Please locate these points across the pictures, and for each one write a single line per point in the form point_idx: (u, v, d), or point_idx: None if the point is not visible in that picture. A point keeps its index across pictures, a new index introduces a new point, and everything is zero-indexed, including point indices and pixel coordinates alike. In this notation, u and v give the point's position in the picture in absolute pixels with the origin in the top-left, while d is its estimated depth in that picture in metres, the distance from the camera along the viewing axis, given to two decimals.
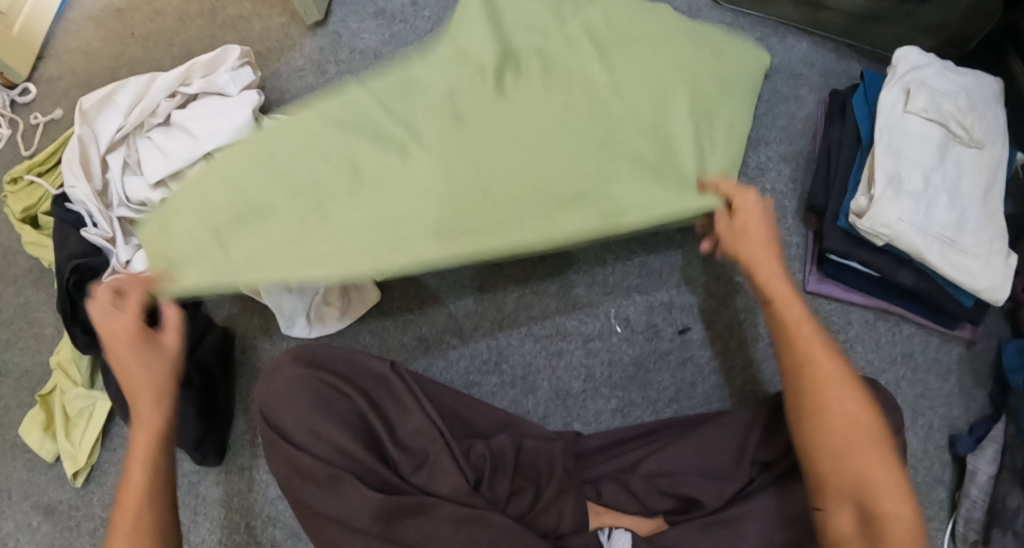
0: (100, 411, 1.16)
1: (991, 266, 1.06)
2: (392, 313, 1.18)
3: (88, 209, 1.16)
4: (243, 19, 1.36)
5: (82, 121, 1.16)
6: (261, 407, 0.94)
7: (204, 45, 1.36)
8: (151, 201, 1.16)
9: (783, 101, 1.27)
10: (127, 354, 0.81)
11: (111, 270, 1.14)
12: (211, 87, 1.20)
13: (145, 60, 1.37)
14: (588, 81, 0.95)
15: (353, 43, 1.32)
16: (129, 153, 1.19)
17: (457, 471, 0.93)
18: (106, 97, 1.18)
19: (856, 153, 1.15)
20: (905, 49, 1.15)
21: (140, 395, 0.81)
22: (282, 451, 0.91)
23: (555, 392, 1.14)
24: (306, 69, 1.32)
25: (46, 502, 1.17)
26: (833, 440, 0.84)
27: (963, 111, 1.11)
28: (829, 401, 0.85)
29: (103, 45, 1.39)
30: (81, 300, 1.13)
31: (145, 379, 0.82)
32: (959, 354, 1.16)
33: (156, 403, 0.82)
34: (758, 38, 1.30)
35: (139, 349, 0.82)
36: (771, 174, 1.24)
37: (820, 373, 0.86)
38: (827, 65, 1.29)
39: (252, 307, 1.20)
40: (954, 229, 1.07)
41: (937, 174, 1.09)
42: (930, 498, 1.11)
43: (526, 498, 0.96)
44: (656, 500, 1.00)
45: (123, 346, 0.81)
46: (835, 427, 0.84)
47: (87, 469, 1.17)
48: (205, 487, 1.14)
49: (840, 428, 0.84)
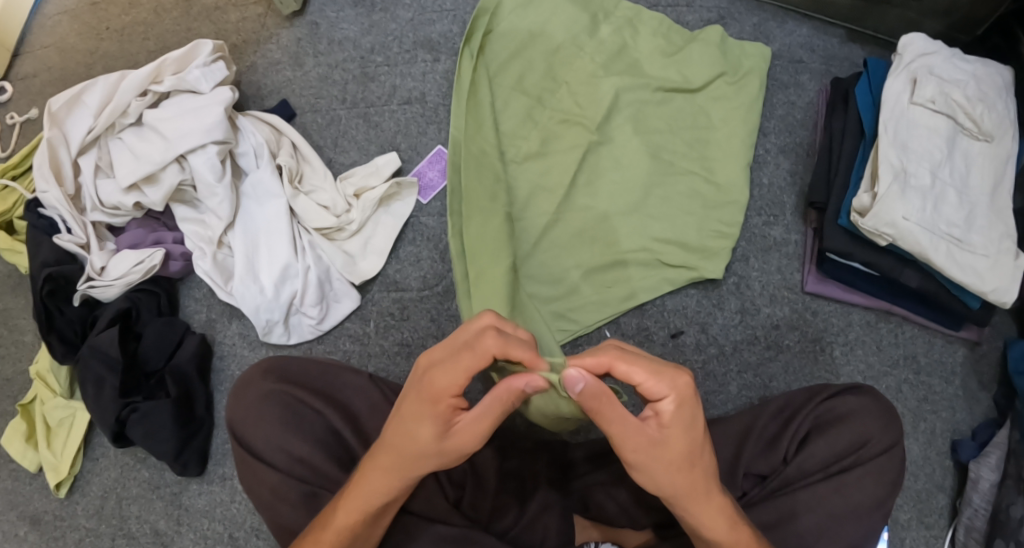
0: (80, 422, 1.15)
1: (1000, 267, 1.00)
2: (374, 318, 1.15)
3: (60, 213, 1.12)
4: (220, 10, 1.31)
5: (51, 123, 1.12)
6: (231, 424, 0.91)
7: (181, 39, 1.31)
8: (123, 204, 1.13)
9: (782, 89, 1.21)
10: (402, 416, 0.78)
11: (87, 277, 1.11)
12: (182, 85, 1.15)
13: (120, 55, 1.31)
14: (582, 131, 1.14)
15: (332, 34, 1.27)
16: (101, 154, 1.15)
17: (438, 488, 0.91)
18: (75, 97, 1.13)
19: (859, 148, 1.10)
20: (910, 37, 1.10)
21: (411, 409, 0.77)
22: (255, 471, 0.88)
23: None
24: (285, 61, 1.27)
25: (31, 512, 1.15)
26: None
27: (973, 101, 1.05)
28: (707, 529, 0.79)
29: (78, 39, 1.33)
30: (57, 309, 1.11)
31: (390, 453, 0.79)
32: (964, 356, 1.12)
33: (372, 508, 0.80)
34: (756, 23, 1.24)
35: (433, 421, 0.76)
36: (769, 167, 1.18)
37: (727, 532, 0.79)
38: (828, 50, 1.22)
39: (233, 313, 1.18)
40: (962, 229, 1.02)
41: (944, 169, 1.04)
42: (931, 506, 1.08)
43: (511, 514, 0.92)
44: (645, 513, 0.95)
45: (419, 416, 0.76)
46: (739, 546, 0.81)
47: (70, 479, 1.15)
48: (189, 498, 1.13)
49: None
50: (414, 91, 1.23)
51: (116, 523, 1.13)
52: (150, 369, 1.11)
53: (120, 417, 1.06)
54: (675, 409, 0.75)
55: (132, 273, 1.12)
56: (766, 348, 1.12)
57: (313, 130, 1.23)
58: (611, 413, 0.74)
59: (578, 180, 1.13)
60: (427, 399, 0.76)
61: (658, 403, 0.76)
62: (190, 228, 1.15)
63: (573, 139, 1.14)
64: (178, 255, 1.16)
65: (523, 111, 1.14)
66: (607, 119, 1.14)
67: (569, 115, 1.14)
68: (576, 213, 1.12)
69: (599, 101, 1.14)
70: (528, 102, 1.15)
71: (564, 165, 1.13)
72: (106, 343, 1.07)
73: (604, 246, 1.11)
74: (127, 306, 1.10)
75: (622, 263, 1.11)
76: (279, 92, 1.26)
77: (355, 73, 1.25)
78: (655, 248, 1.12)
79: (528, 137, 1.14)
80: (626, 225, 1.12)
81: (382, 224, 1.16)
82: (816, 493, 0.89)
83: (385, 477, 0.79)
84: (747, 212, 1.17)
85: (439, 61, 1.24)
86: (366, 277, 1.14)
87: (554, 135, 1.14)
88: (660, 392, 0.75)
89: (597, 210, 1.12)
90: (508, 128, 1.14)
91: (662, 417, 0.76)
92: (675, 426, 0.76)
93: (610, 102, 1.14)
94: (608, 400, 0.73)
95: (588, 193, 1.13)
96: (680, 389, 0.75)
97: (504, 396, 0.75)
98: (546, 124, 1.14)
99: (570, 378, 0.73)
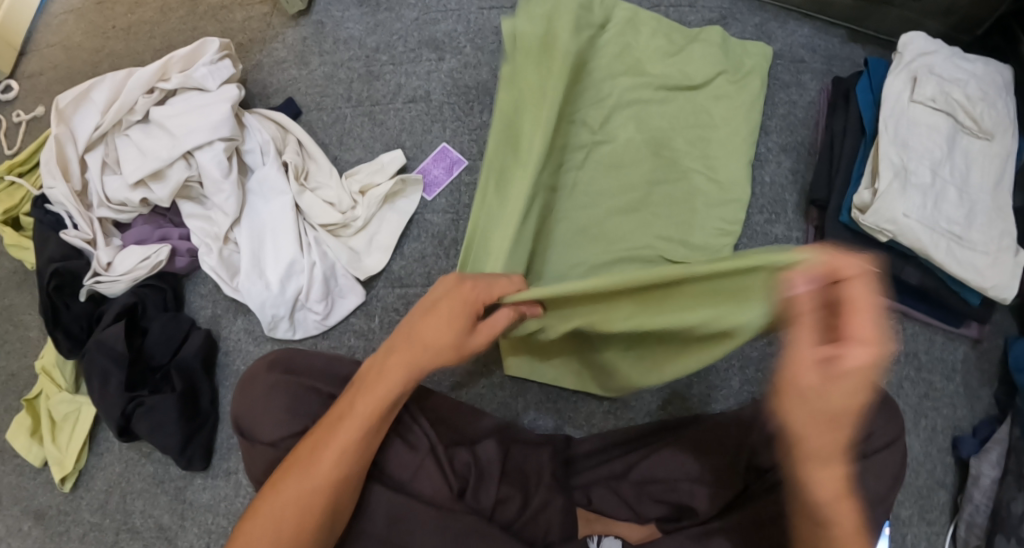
0: (85, 416, 1.15)
1: (1000, 264, 1.01)
2: (378, 314, 1.15)
3: (67, 210, 1.13)
4: (226, 10, 1.32)
5: (59, 120, 1.13)
6: (238, 417, 0.92)
7: (186, 37, 1.32)
8: (130, 200, 1.14)
9: (784, 89, 1.22)
10: (392, 362, 0.83)
11: (93, 272, 1.12)
12: (189, 83, 1.16)
13: (127, 53, 1.32)
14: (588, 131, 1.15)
15: (337, 33, 1.28)
16: (108, 151, 1.16)
17: (440, 477, 0.91)
18: (83, 94, 1.14)
19: (860, 145, 1.11)
20: (910, 36, 1.11)
21: (444, 306, 0.82)
22: (264, 459, 0.90)
23: (545, 395, 1.10)
24: (290, 60, 1.28)
25: (36, 506, 1.16)
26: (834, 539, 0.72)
27: (973, 100, 1.07)
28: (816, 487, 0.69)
29: (85, 38, 1.34)
30: (63, 303, 1.12)
31: (409, 347, 0.83)
32: (965, 353, 1.13)
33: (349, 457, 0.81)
34: (758, 24, 1.25)
35: (460, 317, 0.82)
36: (771, 166, 1.19)
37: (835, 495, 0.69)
38: (830, 50, 1.23)
39: (238, 308, 1.18)
40: (962, 226, 1.03)
41: (945, 167, 1.05)
42: (933, 502, 1.09)
43: (514, 506, 0.93)
44: (648, 508, 0.98)
45: (414, 359, 0.83)
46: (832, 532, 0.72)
47: (75, 474, 1.15)
48: (193, 493, 1.13)
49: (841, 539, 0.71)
50: (418, 89, 1.25)
51: (121, 518, 1.14)
52: (156, 363, 1.11)
53: (126, 411, 1.07)
54: (865, 359, 0.61)
55: (138, 269, 1.12)
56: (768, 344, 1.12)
57: (318, 127, 1.24)
58: (794, 337, 0.65)
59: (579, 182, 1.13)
60: (416, 344, 0.83)
61: (845, 358, 0.62)
62: (196, 224, 1.16)
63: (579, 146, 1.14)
64: (184, 251, 1.17)
65: (526, 122, 1.15)
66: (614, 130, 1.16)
67: (576, 121, 1.14)
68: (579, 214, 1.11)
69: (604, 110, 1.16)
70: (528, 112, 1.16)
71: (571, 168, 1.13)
72: (113, 337, 1.08)
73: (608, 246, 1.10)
74: (132, 301, 1.11)
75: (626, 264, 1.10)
76: (285, 90, 1.27)
77: (360, 72, 1.26)
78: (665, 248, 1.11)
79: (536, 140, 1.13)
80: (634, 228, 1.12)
81: (386, 221, 1.17)
82: None
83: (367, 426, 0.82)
84: (749, 210, 1.18)
85: (443, 60, 1.26)
86: (371, 273, 1.15)
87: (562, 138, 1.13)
88: (858, 335, 0.62)
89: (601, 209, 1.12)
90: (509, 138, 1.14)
91: (844, 367, 0.62)
92: (848, 377, 0.62)
93: (613, 110, 1.16)
94: (804, 324, 0.65)
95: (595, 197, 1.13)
96: (875, 343, 0.61)
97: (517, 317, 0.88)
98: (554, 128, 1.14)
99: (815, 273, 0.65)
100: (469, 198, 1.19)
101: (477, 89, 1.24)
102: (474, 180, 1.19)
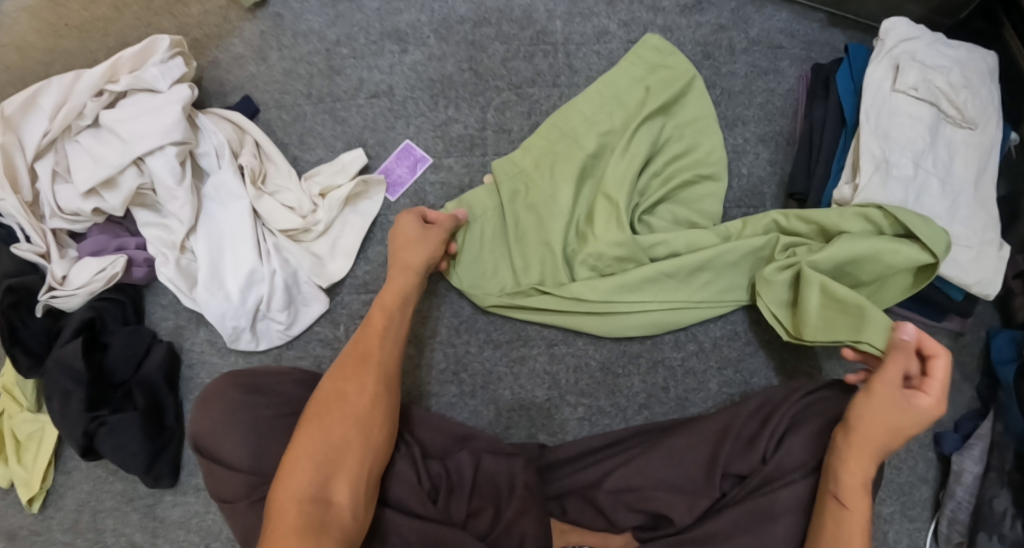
0: (50, 434, 1.12)
1: (983, 258, 0.99)
2: (345, 321, 1.12)
3: (18, 221, 1.09)
4: (181, 4, 1.26)
5: (5, 127, 1.08)
6: (197, 436, 0.89)
7: (141, 34, 1.26)
8: (83, 211, 1.09)
9: (761, 77, 1.18)
10: (395, 275, 0.97)
11: (48, 287, 1.08)
12: (139, 83, 1.11)
13: (80, 52, 1.26)
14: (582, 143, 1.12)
15: (297, 26, 1.23)
16: (58, 159, 1.12)
17: (416, 483, 0.90)
18: (29, 99, 1.09)
19: (841, 136, 1.08)
20: (893, 21, 1.07)
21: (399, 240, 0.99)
22: (227, 479, 0.86)
23: (518, 402, 1.07)
24: (248, 56, 1.22)
25: (6, 527, 1.13)
26: (844, 527, 0.81)
27: (956, 88, 1.03)
28: (848, 468, 0.83)
29: (37, 37, 1.28)
30: (21, 321, 1.08)
31: (402, 257, 0.98)
32: (947, 347, 1.11)
33: (377, 375, 0.89)
34: (734, 8, 1.20)
35: (429, 241, 0.99)
36: (748, 157, 1.15)
37: (848, 480, 0.83)
38: (808, 35, 1.19)
39: (201, 319, 1.15)
40: (946, 220, 1.00)
41: (928, 159, 1.02)
42: (914, 498, 1.07)
43: (486, 518, 0.91)
44: (624, 516, 0.95)
45: (406, 276, 0.96)
46: (845, 521, 0.81)
47: (44, 494, 1.13)
48: (163, 509, 1.11)
49: (847, 527, 0.81)
50: (381, 84, 1.20)
51: (92, 536, 1.11)
52: (117, 380, 1.09)
53: (88, 431, 1.03)
54: (932, 403, 0.83)
55: (94, 282, 1.08)
56: (748, 343, 1.09)
57: (278, 127, 1.19)
58: (891, 364, 0.86)
59: (579, 248, 1.06)
60: (400, 290, 0.95)
61: (917, 398, 0.84)
62: (153, 233, 1.11)
63: (549, 203, 1.07)
64: (141, 261, 1.13)
65: (482, 232, 1.09)
66: (581, 172, 1.08)
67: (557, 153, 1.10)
68: (591, 276, 1.06)
69: (553, 178, 1.09)
70: (479, 228, 1.09)
71: (567, 246, 1.07)
72: (71, 355, 1.04)
73: (631, 277, 1.03)
74: (90, 315, 1.07)
75: (661, 290, 1.04)
76: (243, 88, 1.21)
77: (320, 66, 1.21)
78: (697, 281, 1.05)
79: (502, 244, 1.09)
80: (650, 253, 1.05)
81: (349, 224, 1.13)
82: (797, 494, 0.88)
83: (384, 348, 0.91)
84: (725, 204, 1.14)
85: (406, 53, 1.21)
86: (334, 279, 1.11)
87: (523, 229, 1.08)
88: (937, 351, 0.86)
89: (609, 243, 1.04)
90: (475, 251, 1.09)
91: (918, 402, 0.83)
92: (887, 388, 0.85)
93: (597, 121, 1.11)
94: (902, 356, 0.86)
95: (599, 235, 1.05)
96: (940, 366, 0.85)
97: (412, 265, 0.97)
98: (516, 224, 1.08)
99: (898, 327, 0.88)
100: (436, 198, 1.15)
101: (441, 82, 1.19)
102: (440, 179, 1.16)
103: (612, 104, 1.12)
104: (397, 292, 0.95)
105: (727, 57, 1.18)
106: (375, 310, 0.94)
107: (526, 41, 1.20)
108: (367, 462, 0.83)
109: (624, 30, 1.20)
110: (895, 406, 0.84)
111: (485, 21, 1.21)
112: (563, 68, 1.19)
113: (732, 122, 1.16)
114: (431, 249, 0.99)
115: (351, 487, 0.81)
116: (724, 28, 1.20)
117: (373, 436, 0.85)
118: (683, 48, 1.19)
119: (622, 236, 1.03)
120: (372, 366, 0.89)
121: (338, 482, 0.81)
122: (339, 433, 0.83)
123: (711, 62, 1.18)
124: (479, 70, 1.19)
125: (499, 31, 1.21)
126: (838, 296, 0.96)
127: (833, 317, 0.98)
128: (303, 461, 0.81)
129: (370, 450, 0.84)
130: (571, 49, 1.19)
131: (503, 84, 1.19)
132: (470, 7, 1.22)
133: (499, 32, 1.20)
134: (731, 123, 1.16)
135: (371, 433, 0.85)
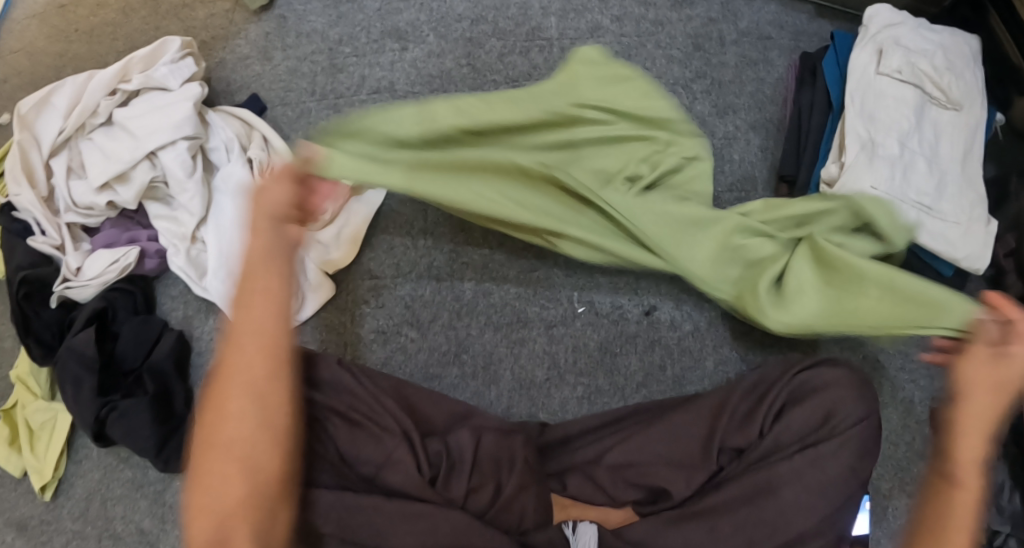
0: (61, 424, 1.16)
1: (971, 234, 1.02)
2: (349, 308, 1.13)
3: (34, 216, 1.13)
4: (188, 8, 1.31)
5: (21, 126, 1.13)
6: (199, 413, 0.89)
7: (149, 37, 1.31)
8: (96, 204, 1.13)
9: (752, 66, 1.21)
10: (254, 248, 0.79)
11: (63, 278, 1.12)
12: (150, 82, 1.15)
13: (90, 56, 1.31)
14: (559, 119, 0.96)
15: (300, 27, 1.27)
16: (72, 156, 1.16)
17: (413, 466, 0.87)
18: (45, 98, 1.14)
19: (827, 119, 1.10)
20: (876, 9, 1.11)
21: (256, 215, 0.78)
22: None
23: (519, 382, 1.09)
24: (254, 56, 1.27)
25: (17, 517, 1.15)
26: (956, 508, 0.79)
27: (939, 71, 1.06)
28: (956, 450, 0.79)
29: (48, 43, 1.32)
30: (33, 311, 1.12)
31: (258, 218, 0.78)
32: None
33: (256, 396, 0.79)
34: (723, 2, 1.24)
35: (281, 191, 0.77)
36: (740, 144, 1.18)
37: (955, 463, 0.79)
38: (797, 26, 1.23)
39: (209, 308, 1.18)
40: (932, 197, 1.02)
41: (914, 138, 1.05)
42: (912, 475, 1.09)
43: (486, 495, 0.90)
44: (623, 492, 0.96)
45: (273, 250, 0.79)
46: (956, 503, 0.79)
47: (55, 483, 1.15)
48: (172, 495, 1.13)
49: (958, 508, 0.78)
50: (382, 80, 1.24)
51: (102, 524, 1.13)
52: (128, 368, 1.11)
53: (99, 417, 1.06)
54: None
55: (107, 273, 1.12)
56: (743, 323, 1.10)
57: (283, 123, 1.23)
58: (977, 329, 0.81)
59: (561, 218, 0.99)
60: (263, 254, 0.79)
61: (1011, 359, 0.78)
62: (164, 225, 1.15)
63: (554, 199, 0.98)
64: (152, 253, 1.16)
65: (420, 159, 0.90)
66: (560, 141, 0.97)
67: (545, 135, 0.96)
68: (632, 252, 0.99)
69: (528, 134, 0.95)
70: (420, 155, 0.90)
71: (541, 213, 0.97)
72: (83, 343, 1.07)
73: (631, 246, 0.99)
74: (102, 305, 1.11)
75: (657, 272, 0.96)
76: (249, 87, 1.25)
77: (323, 64, 1.25)
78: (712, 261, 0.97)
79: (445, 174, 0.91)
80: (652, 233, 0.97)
81: (354, 212, 1.13)
82: (792, 466, 0.89)
83: (257, 364, 0.80)
84: (719, 189, 1.16)
85: (406, 50, 1.25)
86: (339, 266, 1.12)
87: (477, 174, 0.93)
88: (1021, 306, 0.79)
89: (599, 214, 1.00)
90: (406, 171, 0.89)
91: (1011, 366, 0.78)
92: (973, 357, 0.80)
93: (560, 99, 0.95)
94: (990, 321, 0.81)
95: (615, 201, 0.97)
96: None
97: (274, 214, 0.78)
98: (481, 173, 0.94)
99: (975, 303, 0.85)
100: None
101: (441, 78, 1.23)
102: None
103: (618, 82, 0.97)
104: (265, 293, 0.79)
105: (718, 48, 1.22)
106: (252, 285, 0.80)
107: (521, 37, 1.24)
108: (255, 504, 0.77)
109: (617, 25, 1.23)
110: (986, 375, 0.79)
111: (482, 19, 1.25)
112: (559, 62, 1.22)
113: (723, 109, 1.19)
114: (280, 200, 0.77)
115: (252, 533, 0.76)
116: (714, 21, 1.23)
117: (265, 473, 0.78)
118: (675, 41, 1.22)
119: (632, 201, 0.98)
120: (253, 380, 0.79)
121: (237, 529, 0.76)
122: (222, 478, 0.77)
123: (702, 53, 1.22)
124: (477, 65, 1.23)
125: (496, 27, 1.24)
126: (895, 287, 0.92)
127: (894, 303, 0.93)
128: (206, 519, 0.76)
129: (258, 488, 0.78)
130: (566, 44, 1.23)
131: (501, 79, 1.22)
132: (467, 5, 1.26)
133: (496, 29, 1.24)
134: (722, 110, 1.19)
135: (258, 467, 0.78)
